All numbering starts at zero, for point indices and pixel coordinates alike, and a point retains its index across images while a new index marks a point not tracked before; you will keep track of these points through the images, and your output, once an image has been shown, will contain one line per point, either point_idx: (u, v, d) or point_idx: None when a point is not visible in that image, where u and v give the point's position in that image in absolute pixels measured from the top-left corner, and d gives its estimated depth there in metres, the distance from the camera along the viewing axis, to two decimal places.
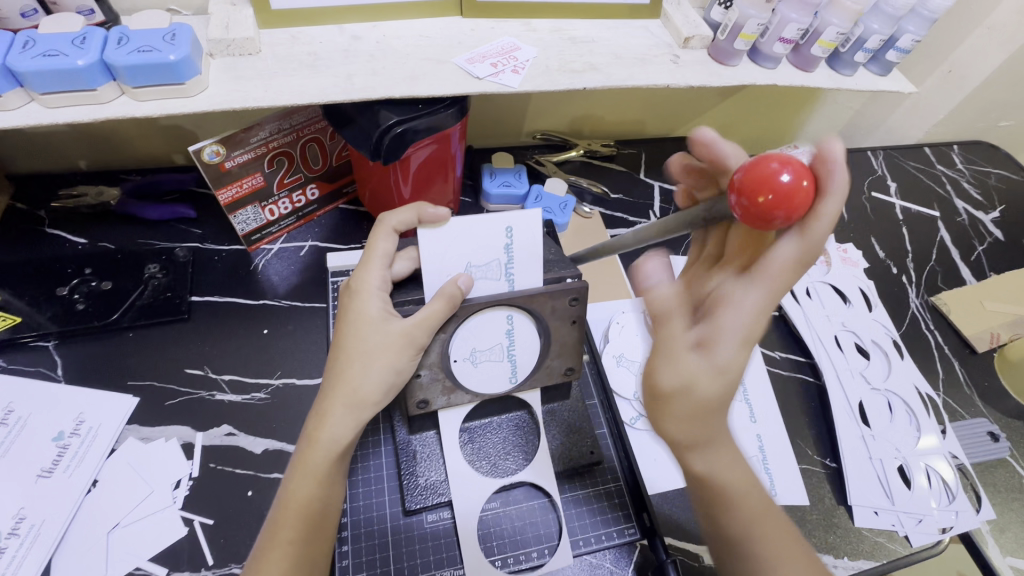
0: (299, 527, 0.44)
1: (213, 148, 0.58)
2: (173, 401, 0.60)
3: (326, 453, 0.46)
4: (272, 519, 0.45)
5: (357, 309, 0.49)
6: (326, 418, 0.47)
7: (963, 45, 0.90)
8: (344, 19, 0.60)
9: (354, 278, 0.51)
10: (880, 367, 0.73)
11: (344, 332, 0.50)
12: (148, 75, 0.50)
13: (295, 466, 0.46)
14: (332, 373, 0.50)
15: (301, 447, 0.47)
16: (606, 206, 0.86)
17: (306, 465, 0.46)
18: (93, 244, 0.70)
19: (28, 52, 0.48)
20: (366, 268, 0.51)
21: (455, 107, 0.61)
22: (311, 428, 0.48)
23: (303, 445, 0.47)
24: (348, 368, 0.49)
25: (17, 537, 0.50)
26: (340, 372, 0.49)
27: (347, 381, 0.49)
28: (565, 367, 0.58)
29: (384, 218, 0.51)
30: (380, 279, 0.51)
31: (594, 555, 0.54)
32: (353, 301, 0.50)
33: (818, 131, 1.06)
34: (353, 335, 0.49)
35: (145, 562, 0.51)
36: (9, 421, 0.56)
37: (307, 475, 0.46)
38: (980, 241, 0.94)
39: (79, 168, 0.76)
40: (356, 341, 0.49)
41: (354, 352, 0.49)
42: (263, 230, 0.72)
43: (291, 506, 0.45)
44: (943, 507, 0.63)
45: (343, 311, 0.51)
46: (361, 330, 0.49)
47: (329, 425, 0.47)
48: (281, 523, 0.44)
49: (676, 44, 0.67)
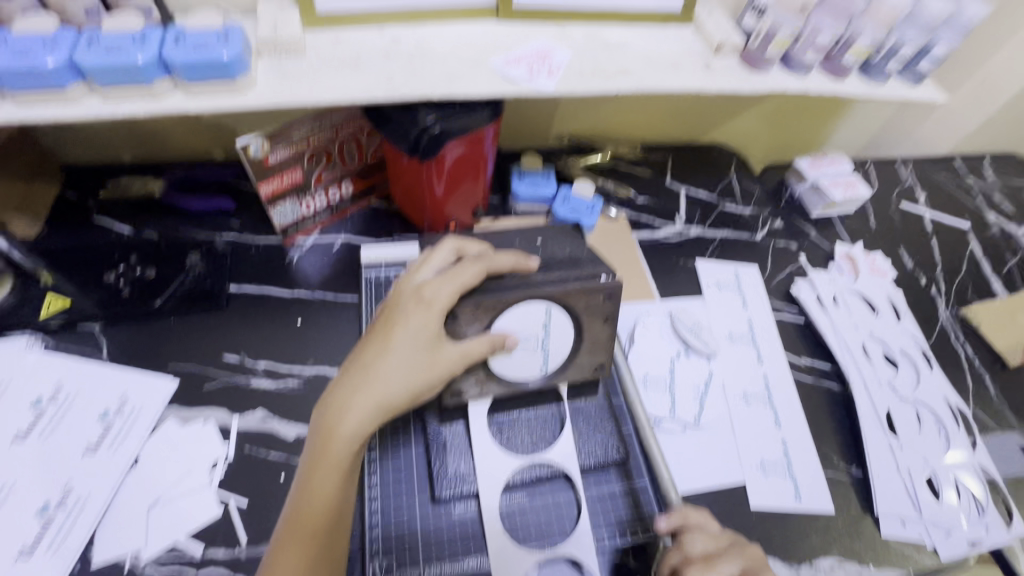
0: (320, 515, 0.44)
1: (257, 143, 0.60)
2: (211, 386, 0.62)
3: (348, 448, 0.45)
4: (291, 512, 0.45)
5: (421, 322, 0.48)
6: (351, 413, 0.45)
7: (998, 55, 0.89)
8: (387, 21, 0.62)
9: (425, 291, 0.50)
10: (909, 378, 0.72)
11: (397, 340, 0.48)
12: (203, 71, 0.53)
13: (315, 457, 0.45)
14: (362, 364, 0.48)
15: (314, 439, 0.46)
16: (633, 210, 0.87)
17: (326, 458, 0.45)
18: (138, 234, 0.73)
19: (93, 48, 0.50)
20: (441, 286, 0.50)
21: (491, 108, 0.62)
22: (329, 421, 0.45)
23: (319, 439, 0.45)
24: (389, 370, 0.47)
25: (64, 509, 0.53)
26: (373, 365, 0.47)
27: (379, 380, 0.46)
28: (594, 364, 0.59)
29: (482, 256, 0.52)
30: (449, 300, 0.49)
31: (618, 551, 0.55)
32: (418, 315, 0.48)
33: (846, 141, 1.06)
34: (409, 346, 0.48)
35: (183, 539, 0.53)
36: (58, 398, 0.59)
37: (330, 466, 0.44)
38: (1012, 255, 0.92)
39: (126, 160, 0.80)
40: (410, 352, 0.48)
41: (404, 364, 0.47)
42: (300, 224, 0.74)
43: (315, 499, 0.44)
44: (973, 520, 0.62)
45: (403, 317, 0.49)
46: (419, 345, 0.48)
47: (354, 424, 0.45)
48: (300, 514, 0.44)
49: (708, 50, 0.68)
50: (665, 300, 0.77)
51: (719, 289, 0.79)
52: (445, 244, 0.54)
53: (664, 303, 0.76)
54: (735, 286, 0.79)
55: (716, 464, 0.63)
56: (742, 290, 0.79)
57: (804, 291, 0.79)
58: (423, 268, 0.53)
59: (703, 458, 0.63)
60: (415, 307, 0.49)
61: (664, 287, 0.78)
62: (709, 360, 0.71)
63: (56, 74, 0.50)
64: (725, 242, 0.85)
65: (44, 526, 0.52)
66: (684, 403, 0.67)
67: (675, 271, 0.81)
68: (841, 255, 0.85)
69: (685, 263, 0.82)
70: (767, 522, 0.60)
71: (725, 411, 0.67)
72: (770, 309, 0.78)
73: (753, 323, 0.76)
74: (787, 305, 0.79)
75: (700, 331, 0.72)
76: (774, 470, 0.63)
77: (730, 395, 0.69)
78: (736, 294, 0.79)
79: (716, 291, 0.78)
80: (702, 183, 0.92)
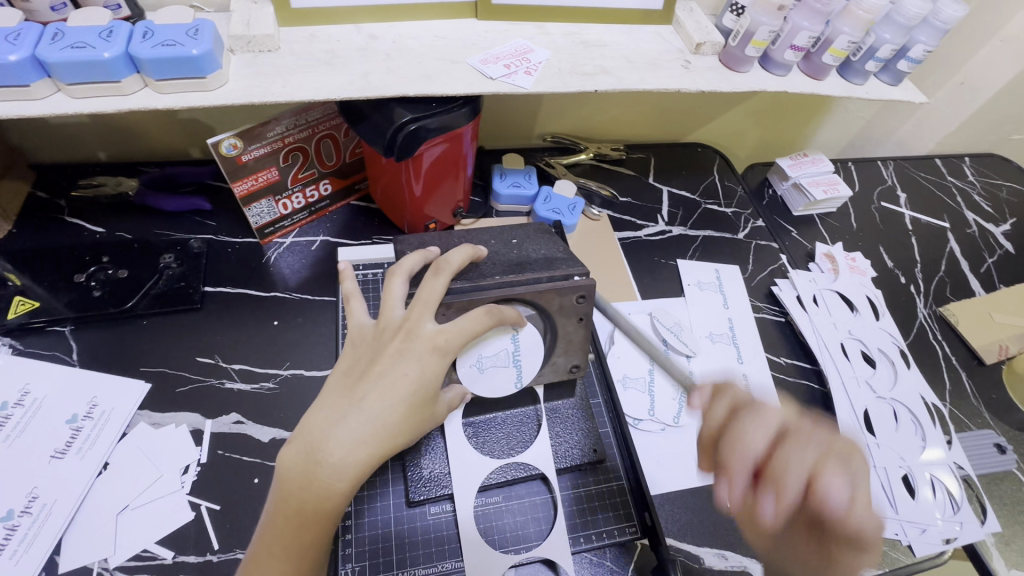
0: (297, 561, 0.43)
1: (230, 141, 0.59)
2: (184, 388, 0.61)
3: (340, 502, 0.44)
4: (278, 550, 0.43)
5: (428, 374, 0.46)
6: (351, 461, 0.43)
7: (975, 57, 0.90)
8: (362, 19, 0.62)
9: (436, 340, 0.46)
10: (886, 376, 0.73)
11: (401, 391, 0.45)
12: (171, 69, 0.52)
13: (309, 503, 0.43)
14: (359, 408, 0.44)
15: (299, 489, 0.43)
16: (615, 209, 0.87)
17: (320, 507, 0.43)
18: (111, 234, 0.71)
19: (57, 43, 0.49)
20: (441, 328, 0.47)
21: (468, 107, 0.62)
22: (321, 474, 0.43)
23: (306, 490, 0.43)
24: (388, 422, 0.44)
25: (30, 515, 0.51)
26: (373, 411, 0.44)
27: (378, 433, 0.44)
28: (570, 365, 0.59)
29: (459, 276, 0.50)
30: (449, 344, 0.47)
31: (594, 552, 0.55)
32: (427, 365, 0.46)
33: (828, 141, 1.06)
34: (412, 398, 0.45)
35: (152, 544, 0.52)
36: (25, 402, 0.57)
37: (315, 517, 0.43)
38: (990, 254, 0.93)
39: (99, 159, 0.78)
40: (411, 403, 0.45)
41: (404, 416, 0.45)
42: (276, 224, 0.73)
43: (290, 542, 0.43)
44: (947, 517, 0.63)
45: (410, 365, 0.45)
46: (421, 396, 0.46)
47: (351, 481, 0.43)
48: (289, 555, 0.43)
49: (687, 50, 0.68)
50: (646, 300, 0.77)
51: (700, 288, 0.79)
52: (445, 276, 0.48)
53: (645, 302, 0.76)
54: (715, 286, 0.79)
55: (694, 463, 0.63)
56: (723, 289, 0.79)
57: (785, 291, 0.80)
58: (425, 301, 0.47)
59: (682, 458, 0.63)
60: (424, 356, 0.46)
61: (644, 287, 0.78)
62: (688, 359, 0.71)
63: (18, 70, 0.48)
64: (706, 241, 0.85)
65: (9, 533, 0.50)
66: (664, 403, 0.67)
67: (657, 270, 0.81)
68: (821, 255, 0.85)
69: (666, 263, 0.82)
70: None
71: None
72: (750, 308, 0.78)
73: (734, 322, 0.76)
74: (766, 304, 0.80)
75: (679, 331, 0.73)
76: None
77: None
78: (716, 293, 0.79)
79: (697, 290, 0.78)
80: (684, 182, 0.92)
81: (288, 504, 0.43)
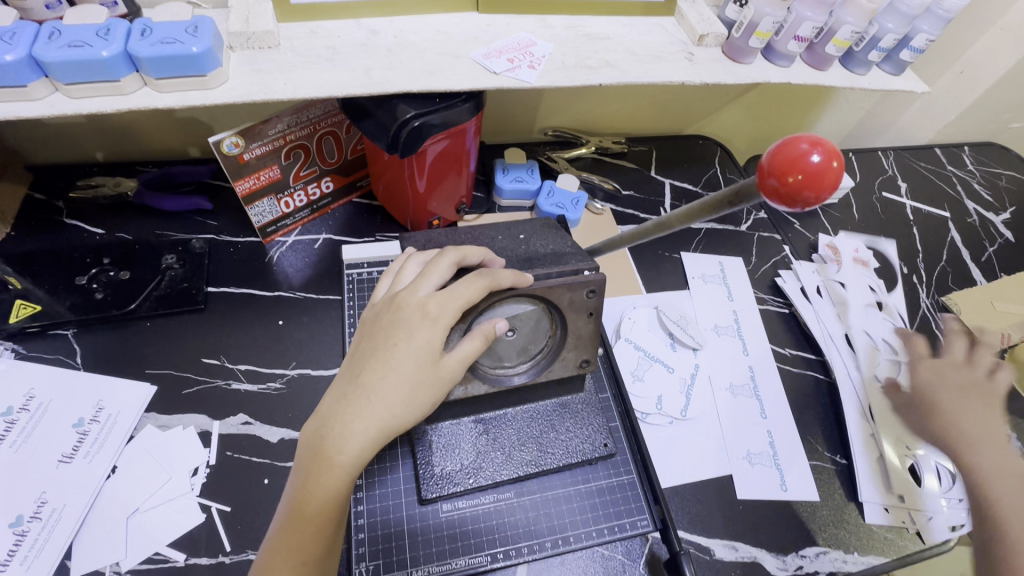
0: (315, 540, 0.42)
1: (232, 139, 0.59)
2: (190, 390, 0.61)
3: (347, 478, 0.42)
4: (283, 535, 0.41)
5: (425, 342, 0.45)
6: (342, 429, 0.42)
7: (976, 45, 0.90)
8: (363, 13, 0.61)
9: (428, 308, 0.46)
10: (891, 366, 0.73)
11: (399, 361, 0.44)
12: (171, 66, 0.51)
13: (308, 475, 0.41)
14: (356, 379, 0.44)
15: (309, 465, 0.42)
16: (617, 203, 0.86)
17: (317, 482, 0.41)
18: (111, 235, 0.71)
19: (54, 42, 0.48)
20: (436, 296, 0.46)
21: (471, 102, 0.61)
22: (326, 449, 0.41)
23: (315, 466, 0.41)
24: (389, 394, 0.43)
25: (39, 520, 0.51)
26: (367, 381, 0.43)
27: (379, 403, 0.43)
28: (580, 360, 0.57)
29: (461, 254, 0.50)
30: (444, 308, 0.46)
31: (607, 547, 0.56)
32: (420, 330, 0.45)
33: (828, 131, 1.06)
34: (411, 367, 0.44)
35: (164, 547, 0.52)
36: (30, 407, 0.57)
37: (328, 492, 0.41)
38: (991, 243, 0.94)
39: (96, 159, 0.77)
40: (411, 373, 0.44)
41: (406, 384, 0.44)
42: (278, 222, 0.72)
43: (307, 521, 0.41)
44: (955, 506, 0.62)
45: (401, 333, 0.45)
46: (416, 362, 0.44)
47: (354, 454, 0.41)
48: (295, 534, 0.41)
49: (690, 41, 0.67)
50: (651, 293, 0.77)
51: (704, 281, 0.79)
52: (451, 251, 0.50)
53: (649, 296, 0.76)
54: (719, 277, 0.80)
55: (701, 454, 0.64)
56: (726, 281, 0.80)
57: (789, 282, 0.80)
58: (424, 275, 0.48)
59: (689, 450, 0.64)
60: (415, 322, 0.45)
61: (649, 279, 0.78)
62: (695, 352, 0.72)
63: (15, 70, 0.48)
64: (709, 233, 0.85)
65: (18, 539, 0.50)
66: (671, 397, 0.67)
67: (661, 263, 0.80)
68: (824, 245, 0.85)
69: (670, 256, 0.81)
70: (754, 513, 0.61)
71: (710, 404, 0.68)
72: (754, 300, 0.78)
73: (739, 313, 0.77)
74: (770, 296, 0.80)
75: (686, 324, 0.73)
76: (760, 461, 0.64)
77: (716, 387, 0.69)
78: (720, 285, 0.79)
79: (701, 282, 0.78)
80: (686, 175, 0.92)
81: (299, 483, 0.42)
